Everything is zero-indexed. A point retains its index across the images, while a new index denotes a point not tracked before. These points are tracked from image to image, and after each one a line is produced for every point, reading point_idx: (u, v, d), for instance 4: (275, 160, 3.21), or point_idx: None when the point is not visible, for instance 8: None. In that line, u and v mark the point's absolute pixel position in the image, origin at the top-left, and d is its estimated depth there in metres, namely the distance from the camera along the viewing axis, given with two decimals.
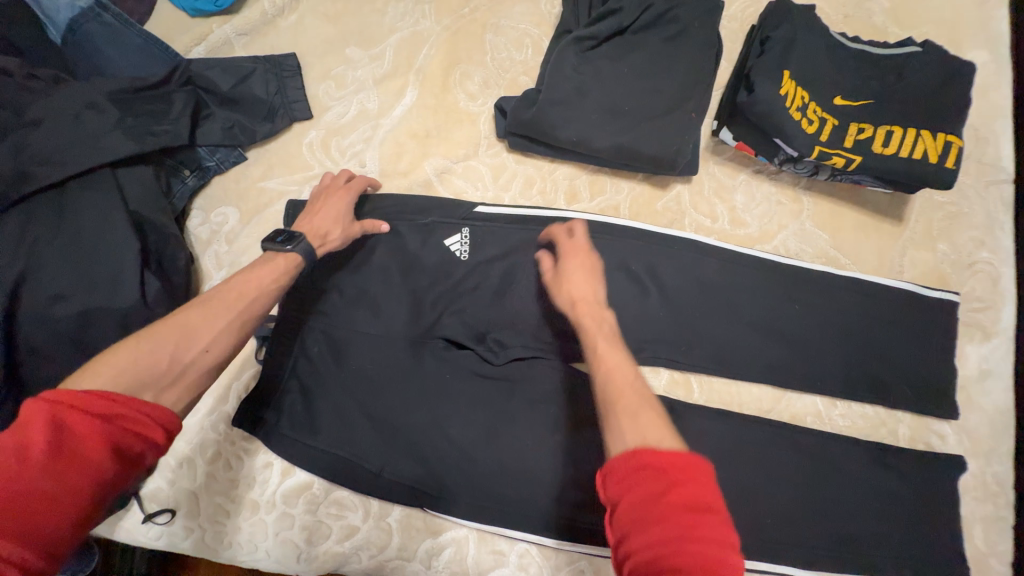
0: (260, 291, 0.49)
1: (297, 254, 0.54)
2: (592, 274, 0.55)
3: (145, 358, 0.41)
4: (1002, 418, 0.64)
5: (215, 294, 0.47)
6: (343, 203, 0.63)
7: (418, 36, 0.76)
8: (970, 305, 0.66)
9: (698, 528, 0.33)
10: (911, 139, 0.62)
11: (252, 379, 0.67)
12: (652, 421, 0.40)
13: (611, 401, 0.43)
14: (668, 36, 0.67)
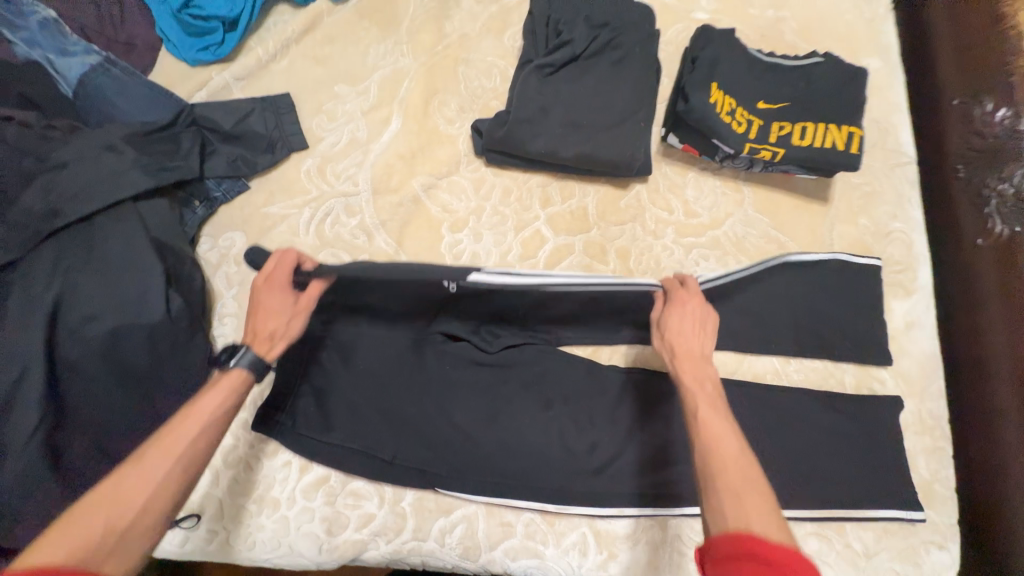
0: (203, 426, 0.51)
1: (239, 369, 0.56)
2: (700, 329, 0.60)
3: (86, 524, 0.42)
4: (931, 361, 0.74)
5: (160, 437, 0.49)
6: (278, 293, 0.61)
7: (399, 72, 0.86)
8: (891, 268, 0.78)
9: None
10: (823, 132, 0.74)
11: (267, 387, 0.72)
12: (753, 501, 0.45)
13: (713, 469, 0.48)
14: (615, 60, 0.79)
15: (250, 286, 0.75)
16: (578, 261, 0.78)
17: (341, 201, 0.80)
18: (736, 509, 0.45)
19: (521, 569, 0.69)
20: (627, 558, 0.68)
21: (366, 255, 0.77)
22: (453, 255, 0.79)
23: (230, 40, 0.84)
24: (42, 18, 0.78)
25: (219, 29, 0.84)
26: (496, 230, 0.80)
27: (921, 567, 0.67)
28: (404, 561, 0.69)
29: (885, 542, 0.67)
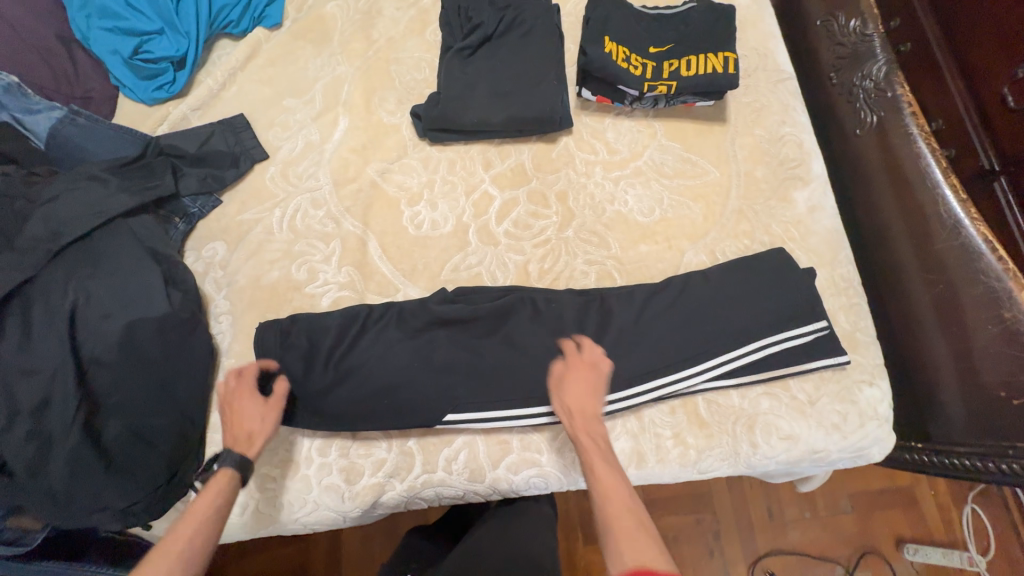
0: (210, 503, 0.60)
1: (228, 468, 0.64)
2: (591, 388, 0.71)
3: None
4: (834, 235, 0.87)
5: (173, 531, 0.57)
6: (248, 401, 0.71)
7: (338, 79, 0.96)
8: (790, 165, 0.90)
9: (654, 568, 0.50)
10: (705, 61, 0.86)
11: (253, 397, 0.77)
12: (625, 528, 0.56)
13: (602, 504, 0.59)
14: (522, 34, 0.90)
15: (238, 284, 0.84)
16: (525, 210, 0.89)
17: (307, 197, 0.89)
18: (619, 538, 0.55)
19: (525, 479, 0.78)
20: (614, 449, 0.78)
21: (338, 239, 0.87)
22: (415, 226, 0.88)
23: (181, 77, 0.93)
24: (5, 82, 0.83)
25: (169, 68, 0.93)
26: (449, 198, 0.90)
27: (857, 403, 0.79)
28: (421, 495, 0.77)
29: (824, 389, 0.79)
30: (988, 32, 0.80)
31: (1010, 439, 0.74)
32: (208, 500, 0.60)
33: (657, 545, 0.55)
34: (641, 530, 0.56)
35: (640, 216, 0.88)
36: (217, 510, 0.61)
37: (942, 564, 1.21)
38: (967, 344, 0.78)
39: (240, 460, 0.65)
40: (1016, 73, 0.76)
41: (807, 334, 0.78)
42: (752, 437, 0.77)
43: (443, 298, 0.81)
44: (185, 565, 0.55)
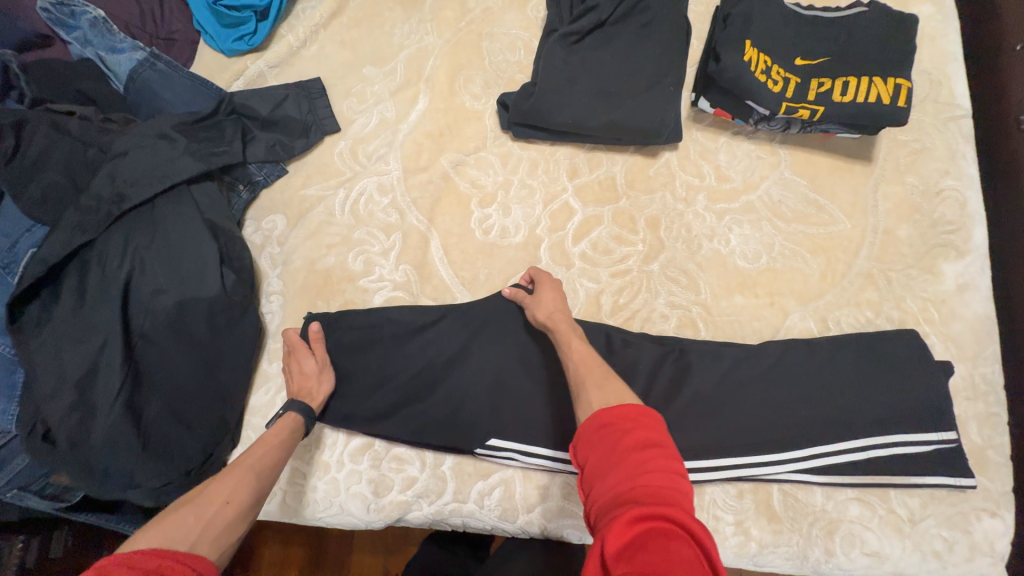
0: (261, 457, 0.61)
1: (293, 412, 0.67)
2: (558, 292, 0.70)
3: (190, 516, 0.51)
4: (982, 324, 0.71)
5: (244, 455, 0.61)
6: (301, 362, 0.71)
7: (424, 50, 0.87)
8: (942, 228, 0.74)
9: (649, 460, 0.43)
10: (867, 86, 0.70)
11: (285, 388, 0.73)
12: (594, 375, 0.56)
13: (577, 372, 0.58)
14: (642, 24, 0.76)
15: (293, 265, 0.80)
16: (608, 231, 0.79)
17: (373, 180, 0.82)
18: (589, 383, 0.55)
19: (560, 529, 0.71)
20: None
21: (400, 232, 0.80)
22: (483, 230, 0.80)
23: (263, 29, 0.87)
24: (92, 16, 0.81)
25: (252, 18, 0.87)
26: (525, 204, 0.81)
27: (969, 533, 0.66)
28: (447, 521, 0.73)
29: (930, 509, 0.66)
30: None
31: None
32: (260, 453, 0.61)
33: (660, 440, 0.45)
34: (635, 426, 0.46)
35: (741, 260, 0.75)
36: (285, 445, 0.64)
37: None
38: None
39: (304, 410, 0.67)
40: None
41: (927, 443, 0.65)
42: (829, 543, 0.66)
43: (504, 320, 0.74)
44: (239, 507, 0.55)
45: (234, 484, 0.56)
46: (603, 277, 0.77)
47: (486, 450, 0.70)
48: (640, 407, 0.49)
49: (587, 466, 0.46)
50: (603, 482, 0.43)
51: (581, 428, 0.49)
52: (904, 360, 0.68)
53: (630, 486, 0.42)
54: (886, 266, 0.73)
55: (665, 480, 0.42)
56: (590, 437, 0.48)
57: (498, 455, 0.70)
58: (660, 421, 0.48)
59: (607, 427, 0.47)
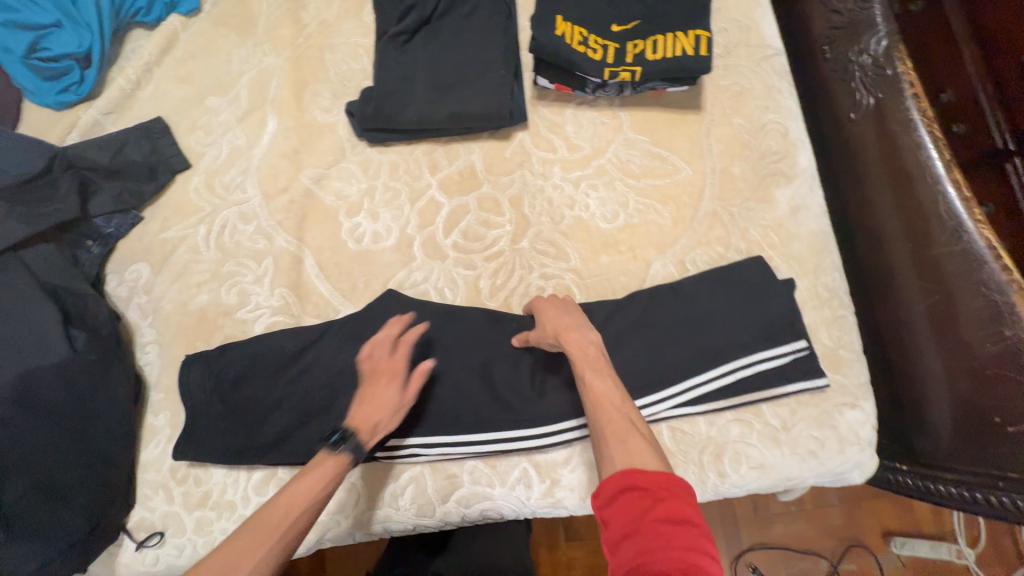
0: (297, 511, 0.57)
1: (345, 455, 0.61)
2: (567, 309, 0.69)
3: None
4: (819, 238, 0.78)
5: (271, 512, 0.56)
6: (392, 387, 0.65)
7: (266, 72, 0.87)
8: (771, 159, 0.81)
9: (678, 536, 0.47)
10: (673, 41, 0.75)
11: (170, 438, 0.72)
12: (615, 425, 0.57)
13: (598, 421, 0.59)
14: (465, 15, 0.79)
15: (164, 310, 0.77)
16: (476, 218, 0.81)
17: (234, 210, 0.81)
18: (610, 438, 0.56)
19: (478, 511, 0.73)
20: (570, 481, 0.73)
21: (270, 257, 0.79)
22: (355, 240, 0.81)
23: (89, 76, 0.83)
24: None
25: (74, 66, 0.83)
26: (392, 206, 0.82)
27: (836, 427, 0.72)
28: (367, 531, 0.72)
29: (799, 414, 0.72)
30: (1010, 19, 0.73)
31: (1000, 467, 0.68)
32: (302, 500, 0.58)
33: (690, 516, 0.49)
34: (668, 497, 0.50)
35: (602, 222, 0.80)
36: (318, 503, 0.58)
37: (929, 556, 1.20)
38: (964, 363, 0.71)
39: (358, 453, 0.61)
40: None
41: (784, 355, 0.71)
42: (719, 465, 0.71)
43: (385, 321, 0.75)
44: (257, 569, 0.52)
45: (277, 538, 0.55)
46: (479, 262, 0.79)
47: (388, 451, 0.71)
48: (673, 476, 0.52)
49: (615, 524, 0.50)
50: (632, 548, 0.47)
51: (608, 481, 0.53)
52: (749, 282, 0.74)
53: (657, 557, 0.46)
54: (728, 202, 0.79)
55: (696, 558, 0.46)
56: (619, 499, 0.51)
57: (400, 453, 0.72)
58: (693, 494, 0.52)
59: (639, 491, 0.51)
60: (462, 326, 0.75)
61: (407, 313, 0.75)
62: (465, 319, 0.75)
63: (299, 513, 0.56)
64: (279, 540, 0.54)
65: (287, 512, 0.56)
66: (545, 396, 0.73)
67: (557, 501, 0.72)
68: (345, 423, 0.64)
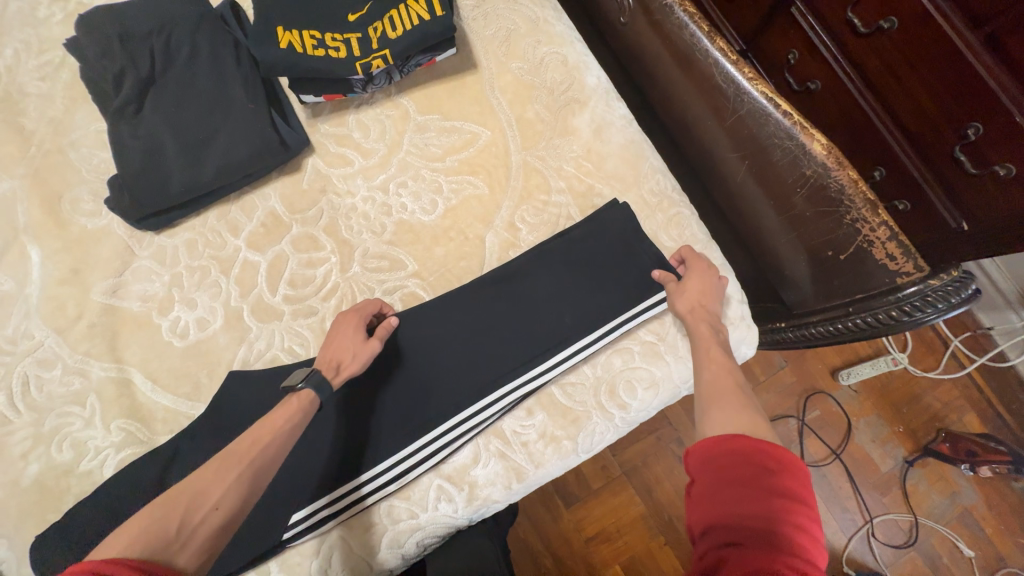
0: (267, 443, 0.58)
1: (308, 391, 0.63)
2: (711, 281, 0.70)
3: (161, 527, 0.48)
4: (630, 150, 0.78)
5: (233, 448, 0.57)
6: (348, 328, 0.67)
7: (5, 199, 0.76)
8: (560, 89, 0.79)
9: (788, 507, 0.46)
10: (408, 11, 0.71)
11: None
12: (733, 401, 0.58)
13: (710, 386, 0.61)
14: (188, 60, 0.72)
15: None
16: (297, 262, 0.76)
17: (30, 361, 0.71)
18: (720, 406, 0.58)
19: (415, 544, 0.70)
20: (487, 476, 0.71)
21: (92, 392, 0.71)
22: (180, 336, 0.73)
23: None
24: None
25: None
26: (205, 286, 0.75)
27: None
28: None
29: (669, 322, 0.74)
30: None
31: (848, 294, 0.72)
32: (269, 436, 0.59)
33: (803, 494, 0.48)
34: (781, 470, 0.49)
35: (424, 216, 0.76)
36: (282, 436, 0.59)
37: (873, 373, 1.30)
38: (792, 213, 0.74)
39: (320, 387, 0.62)
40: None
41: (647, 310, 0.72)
42: (618, 399, 0.72)
43: (242, 406, 0.70)
44: (226, 513, 0.53)
45: (225, 486, 0.54)
46: (318, 305, 0.74)
47: (293, 530, 0.66)
48: (781, 451, 0.51)
49: (707, 486, 0.49)
50: (729, 506, 0.46)
51: (713, 443, 0.52)
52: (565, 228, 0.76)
53: (759, 522, 0.45)
54: (535, 149, 0.77)
55: (801, 535, 0.45)
56: (724, 459, 0.50)
57: (305, 531, 0.67)
58: (803, 471, 0.50)
59: (748, 457, 0.50)
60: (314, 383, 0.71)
61: (260, 389, 0.70)
62: None
63: (245, 466, 0.56)
64: (212, 503, 0.52)
65: (232, 466, 0.55)
66: (432, 413, 0.71)
67: (482, 502, 0.71)
68: (314, 365, 0.66)
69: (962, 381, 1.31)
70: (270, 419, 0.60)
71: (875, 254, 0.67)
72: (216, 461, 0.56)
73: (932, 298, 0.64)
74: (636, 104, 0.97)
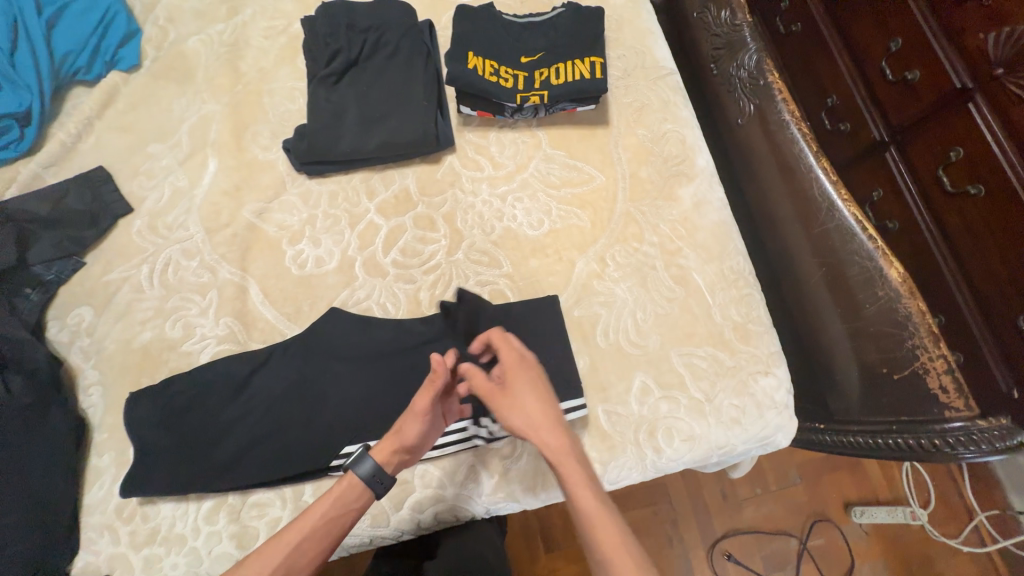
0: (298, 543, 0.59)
1: (354, 479, 0.64)
2: (542, 399, 0.64)
3: None
4: (721, 228, 0.88)
5: (281, 535, 0.59)
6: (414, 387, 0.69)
7: (205, 117, 0.92)
8: (673, 162, 0.91)
9: None
10: (573, 68, 0.86)
11: (114, 479, 0.72)
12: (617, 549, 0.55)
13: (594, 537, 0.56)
14: (388, 55, 0.88)
15: (107, 351, 0.79)
16: (412, 236, 0.87)
17: (177, 248, 0.84)
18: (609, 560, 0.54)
19: (433, 515, 0.75)
20: (518, 473, 0.76)
21: (214, 288, 0.82)
22: (298, 265, 0.85)
23: (28, 133, 0.87)
24: None
25: (13, 125, 0.86)
26: (332, 232, 0.87)
27: (754, 394, 0.80)
28: None
29: (719, 386, 0.79)
30: (907, 33, 0.89)
31: (894, 413, 0.76)
32: (301, 535, 0.59)
33: None
34: None
35: (529, 229, 0.87)
36: (323, 529, 0.60)
37: (888, 520, 1.27)
38: (857, 324, 0.80)
39: (368, 473, 0.64)
40: (891, 47, 0.93)
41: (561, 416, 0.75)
42: (654, 441, 0.77)
43: (334, 338, 0.79)
44: None
45: None
46: (419, 276, 0.84)
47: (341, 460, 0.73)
48: None
49: None
50: None
51: None
52: (649, 275, 0.84)
53: None
54: (639, 202, 0.88)
55: None
56: None
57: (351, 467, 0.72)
58: None
59: None
60: (400, 338, 0.79)
61: (350, 329, 0.79)
62: (408, 329, 0.80)
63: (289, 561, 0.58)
64: None
65: (257, 569, 0.56)
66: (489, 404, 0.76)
67: (504, 496, 0.76)
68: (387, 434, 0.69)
69: (981, 558, 1.26)
70: (303, 519, 0.60)
71: (928, 382, 0.73)
72: (242, 568, 0.56)
73: (976, 438, 0.69)
74: (727, 194, 1.08)
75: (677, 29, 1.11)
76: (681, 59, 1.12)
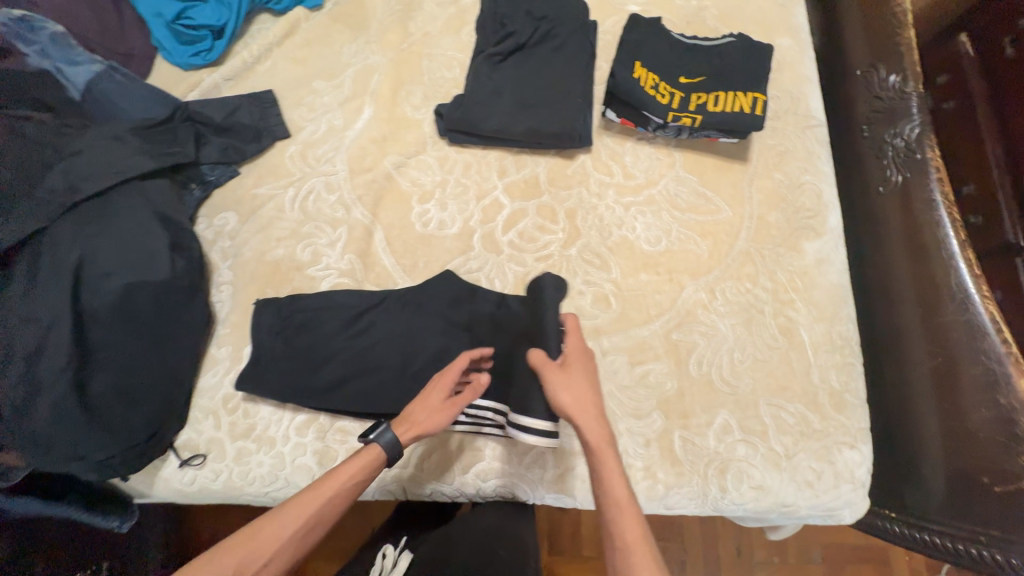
0: (332, 499, 0.61)
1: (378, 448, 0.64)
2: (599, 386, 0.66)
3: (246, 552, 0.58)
4: (838, 291, 0.86)
5: (310, 492, 0.61)
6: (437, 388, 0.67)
7: (369, 67, 0.98)
8: (804, 215, 0.90)
9: None
10: (732, 100, 0.86)
11: (229, 371, 0.80)
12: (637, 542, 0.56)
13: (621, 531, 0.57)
14: (554, 48, 0.92)
15: (243, 256, 0.86)
16: (532, 222, 0.90)
17: (321, 180, 0.90)
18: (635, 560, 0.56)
19: (494, 487, 0.78)
20: (582, 473, 0.78)
21: (345, 225, 0.88)
22: (422, 223, 0.90)
23: (218, 46, 0.96)
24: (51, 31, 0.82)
25: (208, 36, 0.96)
26: (460, 199, 0.91)
27: (834, 464, 0.78)
28: (389, 486, 0.79)
29: (800, 446, 0.79)
30: None
31: (985, 524, 0.74)
32: (333, 492, 0.61)
33: None
34: None
35: (645, 244, 0.88)
36: (348, 490, 0.62)
37: None
38: (960, 424, 0.77)
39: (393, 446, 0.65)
40: None
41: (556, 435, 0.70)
42: (722, 480, 0.77)
43: (445, 298, 0.83)
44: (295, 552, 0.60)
45: (293, 529, 0.59)
46: (530, 262, 0.88)
47: None
48: None
49: None
50: None
51: None
52: (754, 319, 0.84)
53: None
54: (760, 245, 0.88)
55: None
56: None
57: None
58: None
59: None
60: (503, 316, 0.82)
61: (459, 294, 0.83)
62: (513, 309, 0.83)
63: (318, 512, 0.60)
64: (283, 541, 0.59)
65: (298, 515, 0.60)
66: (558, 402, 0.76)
67: (563, 489, 0.78)
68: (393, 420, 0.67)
69: None
70: (335, 477, 0.62)
71: None
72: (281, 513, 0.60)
73: None
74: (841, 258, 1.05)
75: (833, 82, 1.08)
76: (828, 112, 1.09)
